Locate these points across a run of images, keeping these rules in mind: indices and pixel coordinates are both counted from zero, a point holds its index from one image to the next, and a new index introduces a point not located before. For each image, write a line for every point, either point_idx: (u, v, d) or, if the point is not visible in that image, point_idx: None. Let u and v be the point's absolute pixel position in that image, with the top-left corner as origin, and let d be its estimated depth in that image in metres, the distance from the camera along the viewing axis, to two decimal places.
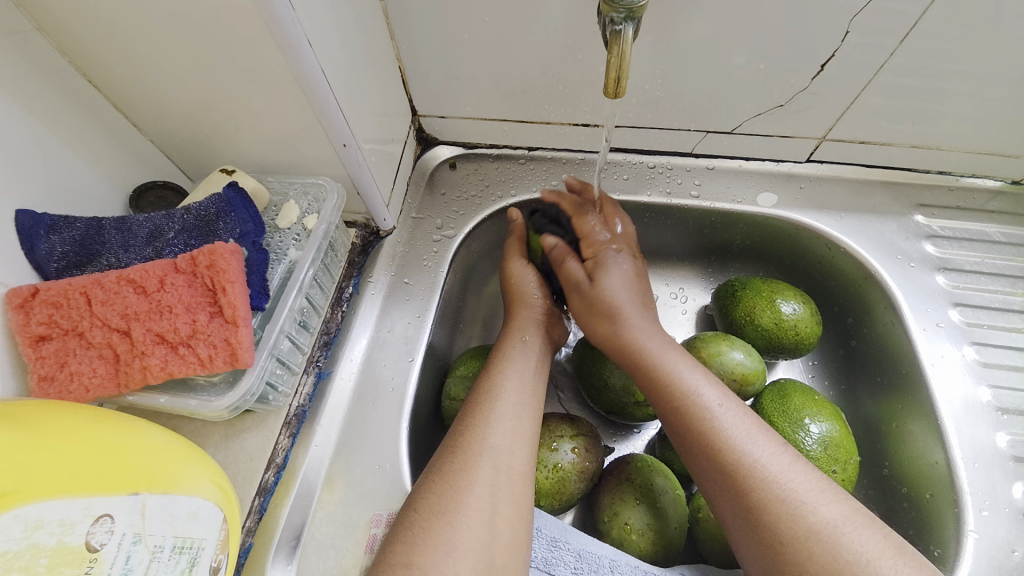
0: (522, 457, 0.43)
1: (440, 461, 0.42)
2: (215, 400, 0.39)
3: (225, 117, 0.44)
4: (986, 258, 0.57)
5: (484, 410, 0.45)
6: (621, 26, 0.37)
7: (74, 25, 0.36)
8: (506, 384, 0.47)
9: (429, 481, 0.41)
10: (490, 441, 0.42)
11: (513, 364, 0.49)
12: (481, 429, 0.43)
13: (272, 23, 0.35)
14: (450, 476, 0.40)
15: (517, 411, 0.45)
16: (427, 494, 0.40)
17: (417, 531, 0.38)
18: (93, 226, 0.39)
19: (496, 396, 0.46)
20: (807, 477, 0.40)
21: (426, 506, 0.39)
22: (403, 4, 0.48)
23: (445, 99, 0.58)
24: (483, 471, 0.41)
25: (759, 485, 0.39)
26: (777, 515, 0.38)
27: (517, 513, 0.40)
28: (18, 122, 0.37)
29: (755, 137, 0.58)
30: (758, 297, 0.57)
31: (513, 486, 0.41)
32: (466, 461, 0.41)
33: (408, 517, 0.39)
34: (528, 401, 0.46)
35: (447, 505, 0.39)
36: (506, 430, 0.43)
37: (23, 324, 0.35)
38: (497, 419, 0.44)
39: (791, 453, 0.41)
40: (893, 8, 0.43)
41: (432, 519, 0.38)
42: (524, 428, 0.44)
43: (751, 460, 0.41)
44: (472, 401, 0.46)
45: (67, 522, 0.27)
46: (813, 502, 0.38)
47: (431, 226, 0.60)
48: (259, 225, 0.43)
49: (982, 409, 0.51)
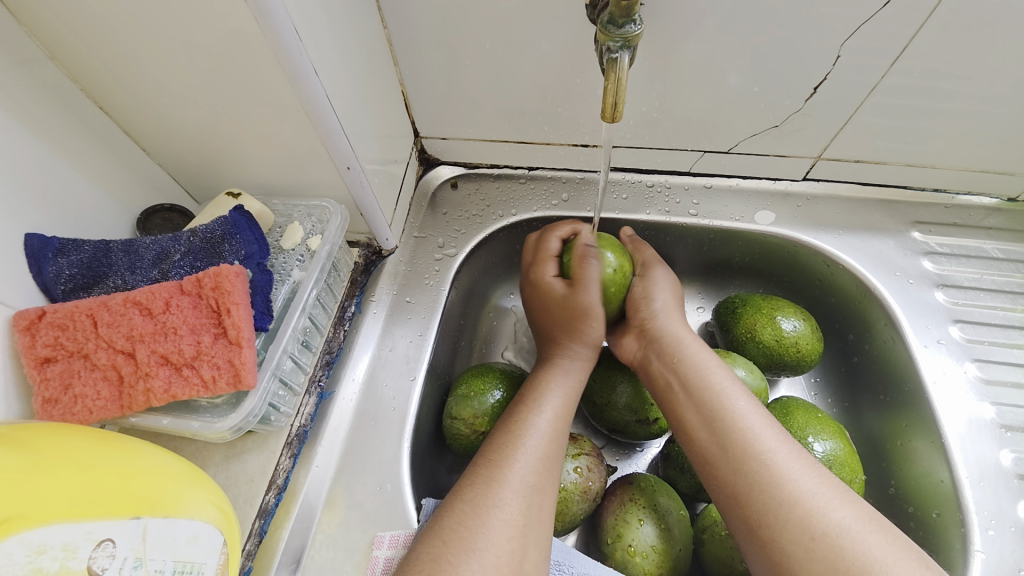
0: (551, 496, 0.43)
1: (470, 490, 0.41)
2: (218, 421, 0.39)
3: (231, 141, 0.45)
4: (984, 275, 0.58)
5: (519, 441, 0.44)
6: (617, 54, 0.38)
7: (87, 53, 0.38)
8: (543, 417, 0.46)
9: (457, 512, 0.40)
10: (525, 475, 0.42)
11: (555, 390, 0.49)
12: (516, 461, 0.43)
13: (280, 52, 0.36)
14: (480, 508, 0.40)
15: (550, 446, 0.45)
16: (456, 526, 0.39)
17: (444, 564, 0.37)
18: (101, 249, 0.40)
19: (531, 429, 0.45)
20: (824, 479, 0.40)
21: (455, 540, 0.38)
22: (406, 31, 0.50)
23: (446, 121, 0.59)
24: (515, 506, 0.40)
25: (781, 483, 0.39)
26: (802, 513, 0.37)
27: (543, 551, 0.40)
28: (31, 146, 0.38)
29: (751, 157, 0.59)
30: (758, 314, 0.57)
31: (541, 525, 0.41)
32: (498, 495, 0.41)
33: (433, 548, 0.38)
34: (560, 434, 0.46)
35: (476, 541, 0.38)
36: (539, 466, 0.43)
37: (29, 346, 0.35)
38: (531, 453, 0.43)
39: (806, 456, 0.42)
40: (882, 30, 0.44)
41: (461, 554, 0.37)
42: (555, 465, 0.44)
43: (771, 458, 0.40)
44: (503, 432, 0.46)
45: (69, 547, 0.27)
46: (833, 502, 0.38)
47: (433, 244, 0.61)
48: (263, 246, 0.44)
49: (987, 427, 0.51)
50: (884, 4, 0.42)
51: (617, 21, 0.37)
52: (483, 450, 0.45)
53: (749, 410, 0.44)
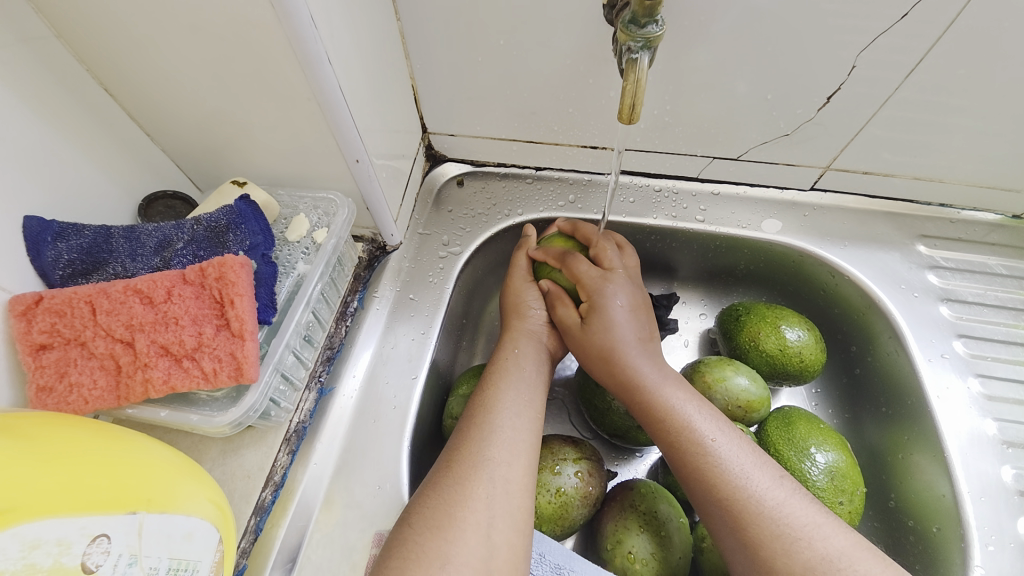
0: (523, 471, 0.42)
1: (440, 473, 0.42)
2: (218, 415, 0.38)
3: (239, 129, 0.44)
4: (988, 290, 0.58)
5: (487, 421, 0.44)
6: (637, 55, 0.37)
7: (93, 34, 0.37)
8: (509, 397, 0.46)
9: (427, 494, 0.40)
10: (493, 453, 0.42)
11: (513, 372, 0.48)
12: (484, 441, 0.42)
13: (294, 40, 0.35)
14: (450, 488, 0.40)
15: (519, 424, 0.44)
16: (423, 508, 0.39)
17: (412, 545, 0.37)
18: (102, 235, 0.39)
19: (499, 408, 0.45)
20: (800, 501, 0.40)
21: (423, 521, 0.38)
22: (420, 24, 0.49)
23: (456, 117, 0.58)
24: (483, 483, 0.40)
25: (752, 518, 0.39)
26: (773, 551, 0.38)
27: (515, 528, 0.39)
28: (33, 127, 0.37)
29: (760, 165, 0.59)
30: (762, 323, 0.57)
31: (511, 498, 0.40)
32: (465, 474, 0.41)
33: (403, 531, 0.39)
34: (528, 415, 0.45)
35: (445, 520, 0.38)
36: (507, 443, 0.43)
37: (25, 332, 0.34)
38: (501, 434, 0.43)
39: (789, 484, 0.41)
40: (899, 43, 0.44)
41: (428, 534, 0.38)
42: (524, 441, 0.44)
43: (738, 479, 0.41)
44: (472, 413, 0.45)
45: (64, 542, 0.26)
46: (809, 537, 0.38)
47: (438, 242, 0.60)
48: (269, 237, 0.43)
49: (988, 443, 0.51)
50: (901, 17, 0.42)
51: (640, 21, 0.37)
52: (456, 434, 0.45)
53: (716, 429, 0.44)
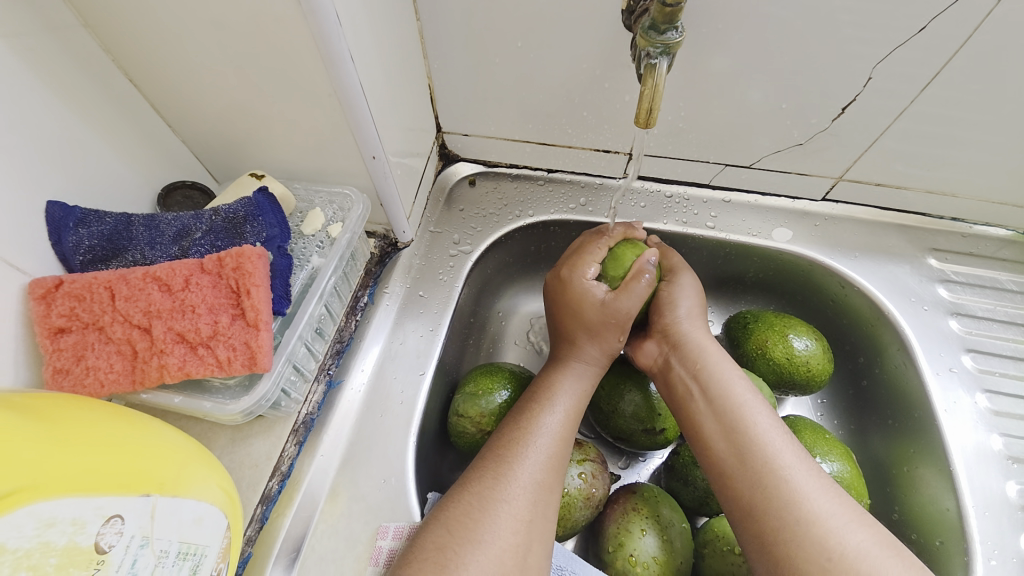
0: (558, 493, 0.43)
1: (477, 482, 0.42)
2: (230, 403, 0.39)
3: (259, 122, 0.45)
4: (998, 306, 0.58)
5: (528, 438, 0.44)
6: (656, 60, 0.38)
7: (121, 24, 0.37)
8: (552, 415, 0.46)
9: (463, 503, 0.40)
10: (532, 471, 0.42)
11: (564, 390, 0.48)
12: (524, 458, 0.43)
13: (318, 36, 0.36)
14: (487, 501, 0.40)
15: (559, 446, 0.45)
16: (462, 517, 0.39)
17: (450, 555, 0.37)
18: (122, 222, 0.40)
19: (540, 427, 0.45)
20: (843, 500, 0.40)
21: (462, 531, 0.39)
22: (440, 24, 0.49)
23: (471, 117, 0.59)
24: (522, 501, 0.40)
25: (798, 502, 0.39)
26: (822, 532, 0.37)
27: (545, 549, 0.40)
28: (59, 114, 0.38)
29: (772, 173, 0.59)
30: (770, 331, 0.57)
31: (546, 523, 0.41)
32: (504, 488, 0.41)
33: (439, 537, 0.39)
34: (568, 437, 0.46)
35: (482, 534, 0.38)
36: (546, 464, 0.43)
37: (44, 315, 0.35)
38: (539, 453, 0.43)
39: (825, 475, 0.42)
40: (915, 57, 0.44)
41: (466, 546, 0.38)
42: (562, 464, 0.44)
43: (788, 476, 0.40)
44: (512, 420, 0.46)
45: (79, 521, 0.26)
46: (850, 524, 0.38)
47: (448, 240, 0.61)
48: (284, 230, 0.43)
49: (993, 457, 0.51)
50: (919, 30, 0.42)
51: (659, 27, 0.37)
52: (493, 440, 0.46)
53: (772, 429, 0.44)
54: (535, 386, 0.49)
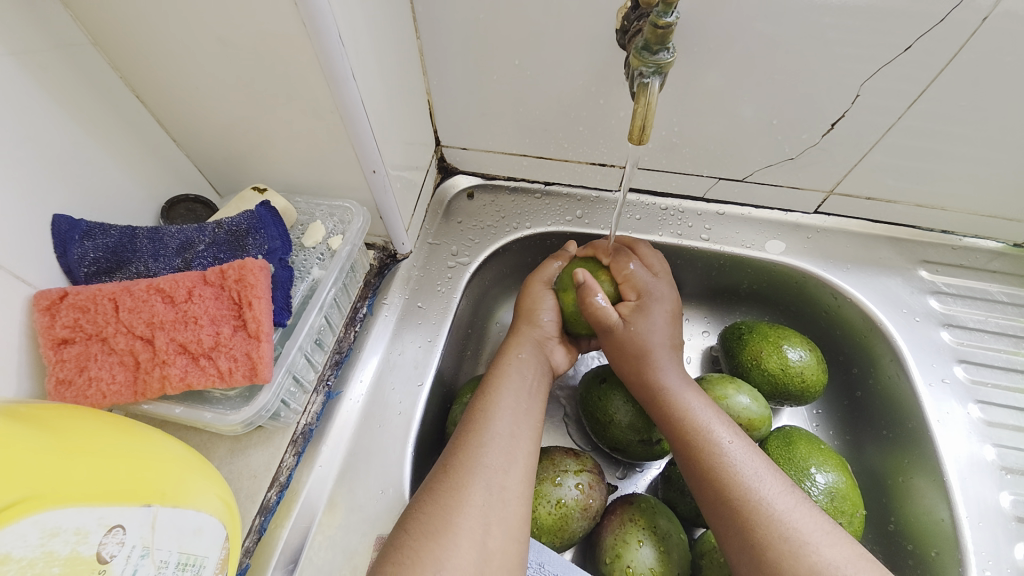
0: (517, 474, 0.43)
1: (436, 479, 0.42)
2: (231, 414, 0.39)
3: (261, 137, 0.46)
4: (989, 317, 0.59)
5: (482, 430, 0.44)
6: (649, 79, 0.39)
7: (130, 43, 0.39)
8: (506, 404, 0.46)
9: (423, 501, 0.41)
10: (485, 457, 0.42)
11: (511, 377, 0.49)
12: (479, 446, 0.43)
13: (323, 56, 0.37)
14: (444, 494, 0.40)
15: (512, 428, 0.45)
16: (420, 513, 0.40)
17: (406, 551, 0.38)
18: (127, 235, 0.40)
19: (495, 413, 0.46)
20: (814, 517, 0.40)
21: (418, 527, 0.39)
22: (439, 42, 0.51)
23: (469, 132, 0.60)
24: (477, 490, 0.40)
25: (761, 523, 0.40)
26: (781, 553, 0.38)
27: (507, 531, 0.40)
28: (67, 129, 0.39)
29: (765, 187, 0.60)
30: (764, 342, 0.58)
31: (507, 507, 0.41)
32: (459, 479, 0.41)
33: (399, 537, 0.39)
34: (523, 422, 0.46)
35: (439, 526, 0.39)
36: (502, 449, 0.43)
37: (48, 326, 0.35)
38: (495, 438, 0.44)
39: (798, 494, 0.42)
40: (901, 75, 0.46)
41: (422, 539, 0.38)
42: (521, 447, 0.44)
43: (756, 495, 0.41)
44: (468, 419, 0.46)
45: (82, 531, 0.27)
46: (818, 542, 0.39)
47: (447, 252, 0.62)
48: (286, 242, 0.44)
49: (986, 467, 0.52)
50: (904, 49, 0.44)
51: (652, 47, 0.38)
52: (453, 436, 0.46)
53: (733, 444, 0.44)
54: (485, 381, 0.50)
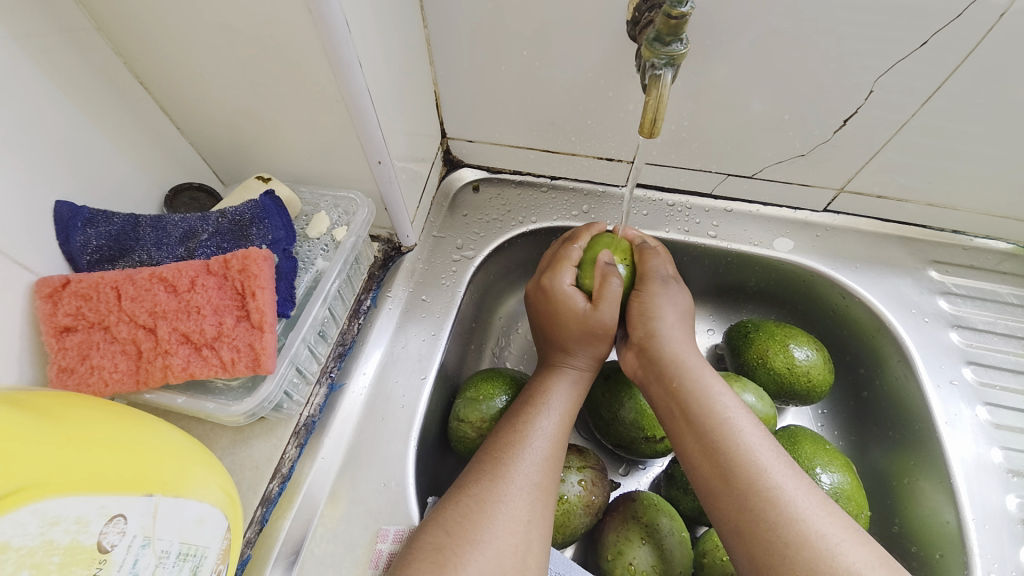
0: (553, 496, 0.43)
1: (477, 486, 0.42)
2: (233, 404, 0.39)
3: (266, 126, 0.45)
4: (998, 319, 0.58)
5: (523, 442, 0.44)
6: (661, 71, 0.38)
7: (133, 27, 0.38)
8: (548, 419, 0.46)
9: (462, 506, 0.40)
10: (528, 474, 0.42)
11: (558, 393, 0.49)
12: (520, 459, 0.43)
13: (329, 43, 0.37)
14: (484, 502, 0.40)
15: (555, 448, 0.45)
16: (461, 519, 0.39)
17: (448, 556, 0.37)
18: (130, 223, 0.40)
19: (536, 429, 0.45)
20: (835, 517, 0.39)
21: (461, 533, 0.39)
22: (447, 32, 0.50)
23: (475, 124, 0.59)
24: (520, 503, 0.40)
25: (789, 522, 0.39)
26: (815, 554, 0.37)
27: (544, 550, 0.40)
28: (70, 114, 0.38)
29: (774, 184, 0.60)
30: (771, 340, 0.57)
31: (545, 525, 0.41)
32: (501, 489, 0.41)
33: (438, 538, 0.39)
34: (563, 440, 0.46)
35: (481, 535, 0.38)
36: (544, 466, 0.43)
37: (50, 314, 0.35)
38: (536, 454, 0.44)
39: (819, 493, 0.41)
40: (916, 72, 0.45)
41: (465, 546, 0.38)
42: (557, 465, 0.44)
43: (782, 494, 0.40)
44: (507, 429, 0.46)
45: (82, 520, 0.26)
46: (844, 542, 0.38)
47: (452, 245, 0.61)
48: (290, 233, 0.44)
49: (993, 470, 0.51)
50: (920, 44, 0.43)
51: (664, 39, 0.37)
52: (489, 443, 0.45)
53: (762, 443, 0.43)
54: (530, 391, 0.49)
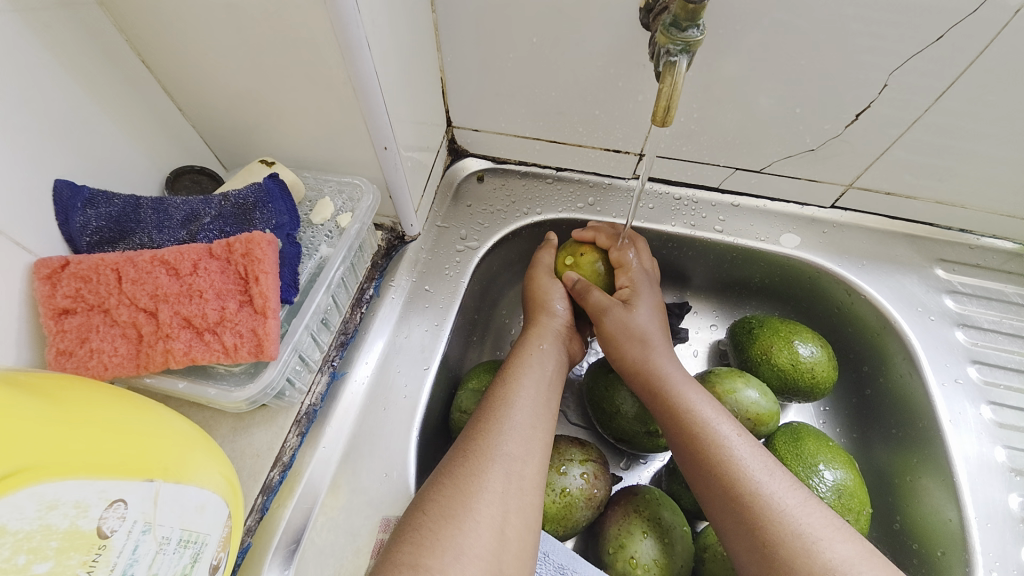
0: (534, 466, 0.42)
1: (452, 464, 0.41)
2: (236, 391, 0.38)
3: (270, 108, 0.44)
4: (1004, 318, 0.58)
5: (501, 419, 0.44)
6: (676, 57, 0.37)
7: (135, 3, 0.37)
8: (524, 393, 0.46)
9: (440, 485, 0.40)
10: (504, 446, 0.42)
11: (533, 372, 0.48)
12: (498, 435, 0.43)
13: (337, 24, 0.36)
14: (462, 480, 0.40)
15: (532, 419, 0.45)
16: (438, 496, 0.39)
17: (426, 532, 0.37)
18: (131, 205, 0.39)
19: (513, 404, 0.45)
20: (822, 516, 0.40)
21: (437, 510, 0.38)
22: (455, 17, 0.49)
23: (481, 112, 0.58)
24: (497, 478, 0.40)
25: (770, 519, 0.39)
26: (792, 551, 0.38)
27: (528, 526, 0.39)
28: (69, 92, 0.37)
29: (782, 179, 0.59)
30: (775, 337, 0.57)
31: (524, 496, 0.40)
32: (478, 465, 0.41)
33: (415, 518, 0.38)
34: (543, 413, 0.46)
35: (459, 509, 0.38)
36: (520, 437, 0.43)
37: (49, 295, 0.34)
38: (513, 426, 0.43)
39: (802, 489, 0.42)
40: (932, 67, 0.44)
41: (442, 522, 0.37)
42: (537, 438, 0.44)
43: (761, 490, 0.41)
44: (487, 406, 0.45)
45: (82, 504, 0.26)
46: (828, 539, 0.38)
47: (456, 235, 0.60)
48: (294, 218, 0.43)
49: (996, 469, 0.51)
50: (937, 40, 0.42)
51: (681, 24, 0.36)
52: (468, 424, 0.45)
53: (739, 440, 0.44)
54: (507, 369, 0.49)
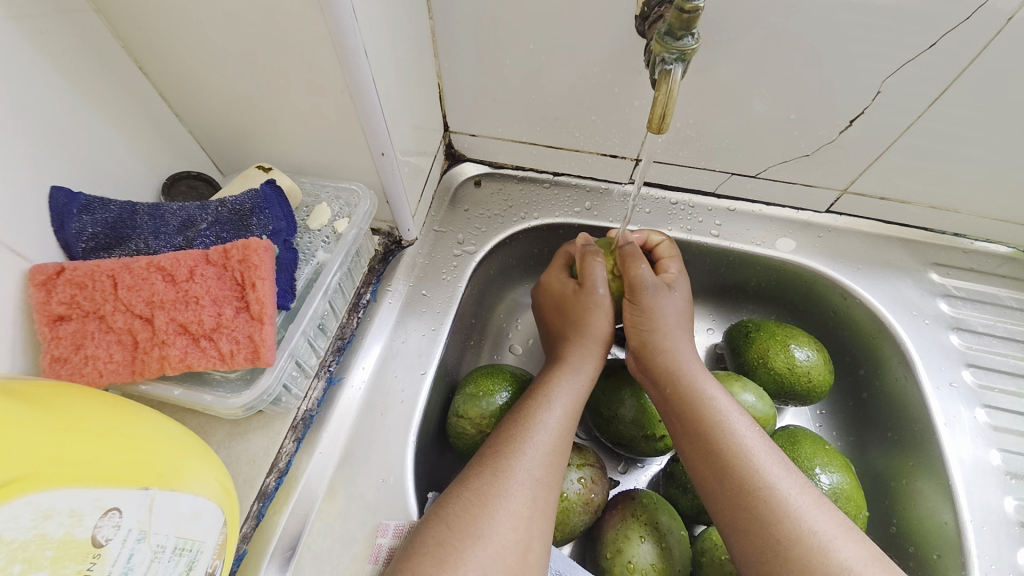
0: (556, 491, 0.42)
1: (478, 480, 0.41)
2: (231, 397, 0.38)
3: (267, 114, 0.44)
4: (998, 322, 0.58)
5: (526, 437, 0.43)
6: (671, 66, 0.38)
7: (132, 10, 0.37)
8: (550, 412, 0.45)
9: (463, 500, 0.40)
10: (531, 469, 0.42)
11: (563, 389, 0.48)
12: (522, 454, 0.42)
13: (334, 30, 0.36)
14: (485, 497, 0.40)
15: (557, 443, 0.44)
16: (463, 513, 0.39)
17: (450, 550, 0.37)
18: (127, 211, 0.39)
19: (539, 424, 0.45)
20: (830, 514, 0.40)
21: (461, 526, 0.38)
22: (452, 23, 0.49)
23: (478, 117, 0.59)
24: (521, 498, 0.40)
25: (782, 519, 0.39)
26: (807, 551, 0.38)
27: (544, 545, 0.40)
28: (66, 97, 0.37)
29: (777, 183, 0.59)
30: (772, 340, 0.57)
31: (546, 519, 0.41)
32: (502, 484, 0.41)
33: (440, 531, 0.38)
34: (566, 433, 0.45)
35: (482, 529, 0.38)
36: (546, 461, 0.43)
37: (44, 302, 0.34)
38: (539, 449, 0.43)
39: (814, 489, 0.42)
40: (923, 73, 0.45)
41: (465, 541, 0.37)
42: (559, 459, 0.44)
43: (775, 493, 0.41)
44: (512, 422, 0.45)
45: (76, 513, 0.26)
46: (839, 540, 0.38)
47: (453, 240, 0.61)
48: (291, 224, 0.43)
49: (991, 472, 0.51)
50: (928, 47, 0.43)
51: (676, 33, 0.37)
52: (494, 437, 0.45)
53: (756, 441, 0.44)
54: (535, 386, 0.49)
